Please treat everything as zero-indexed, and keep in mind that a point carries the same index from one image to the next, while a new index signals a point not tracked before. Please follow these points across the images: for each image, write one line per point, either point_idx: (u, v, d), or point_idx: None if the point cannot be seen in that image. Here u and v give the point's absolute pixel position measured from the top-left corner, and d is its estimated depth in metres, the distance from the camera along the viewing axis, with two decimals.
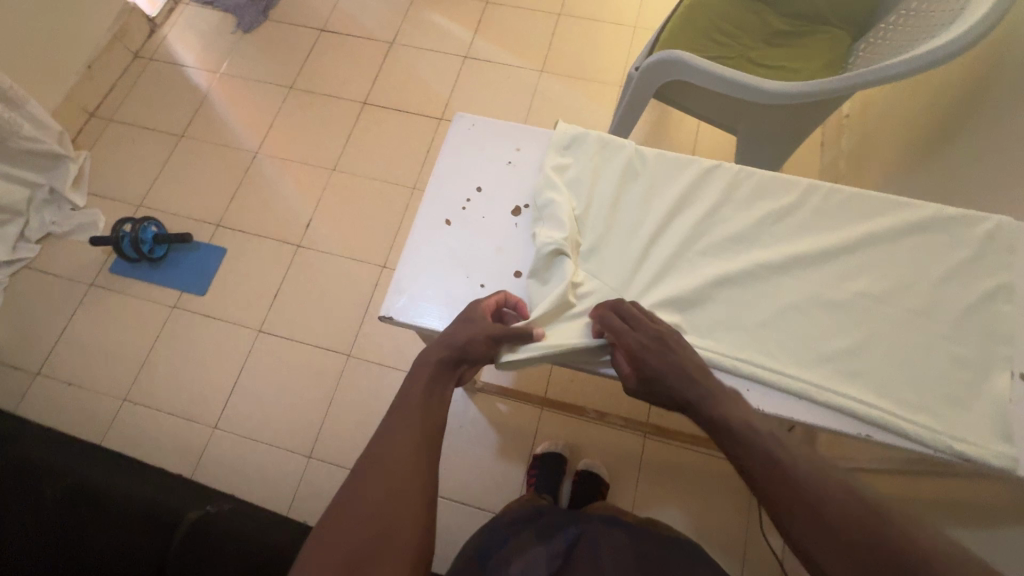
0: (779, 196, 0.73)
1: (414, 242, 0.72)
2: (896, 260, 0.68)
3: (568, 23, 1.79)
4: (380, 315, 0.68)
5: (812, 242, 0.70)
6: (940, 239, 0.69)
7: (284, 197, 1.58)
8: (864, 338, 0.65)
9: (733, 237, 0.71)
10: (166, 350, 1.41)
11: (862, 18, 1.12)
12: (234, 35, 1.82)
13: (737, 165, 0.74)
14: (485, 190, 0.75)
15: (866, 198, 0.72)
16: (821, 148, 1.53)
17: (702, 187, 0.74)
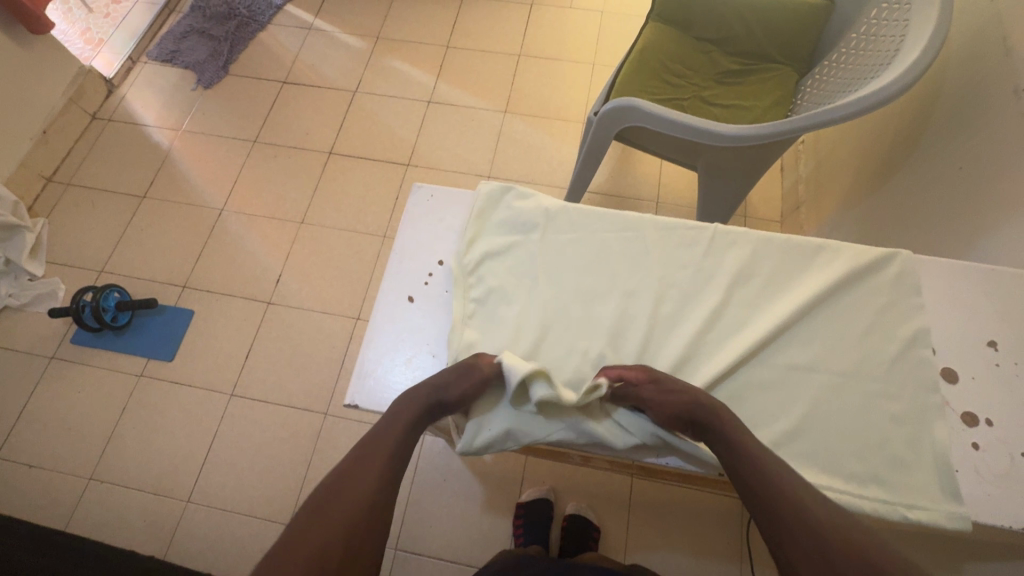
0: (712, 252, 0.70)
1: (376, 322, 0.68)
2: (828, 312, 0.66)
3: (528, 63, 1.82)
4: (346, 403, 0.65)
5: (748, 300, 0.68)
6: (862, 284, 0.67)
7: (252, 253, 1.55)
8: (801, 406, 0.61)
9: (673, 299, 0.68)
10: (134, 422, 1.36)
11: (807, 55, 1.16)
12: (194, 91, 1.81)
13: (654, 221, 0.72)
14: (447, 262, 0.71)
15: (782, 247, 0.70)
16: (781, 174, 1.57)
17: (630, 246, 0.71)
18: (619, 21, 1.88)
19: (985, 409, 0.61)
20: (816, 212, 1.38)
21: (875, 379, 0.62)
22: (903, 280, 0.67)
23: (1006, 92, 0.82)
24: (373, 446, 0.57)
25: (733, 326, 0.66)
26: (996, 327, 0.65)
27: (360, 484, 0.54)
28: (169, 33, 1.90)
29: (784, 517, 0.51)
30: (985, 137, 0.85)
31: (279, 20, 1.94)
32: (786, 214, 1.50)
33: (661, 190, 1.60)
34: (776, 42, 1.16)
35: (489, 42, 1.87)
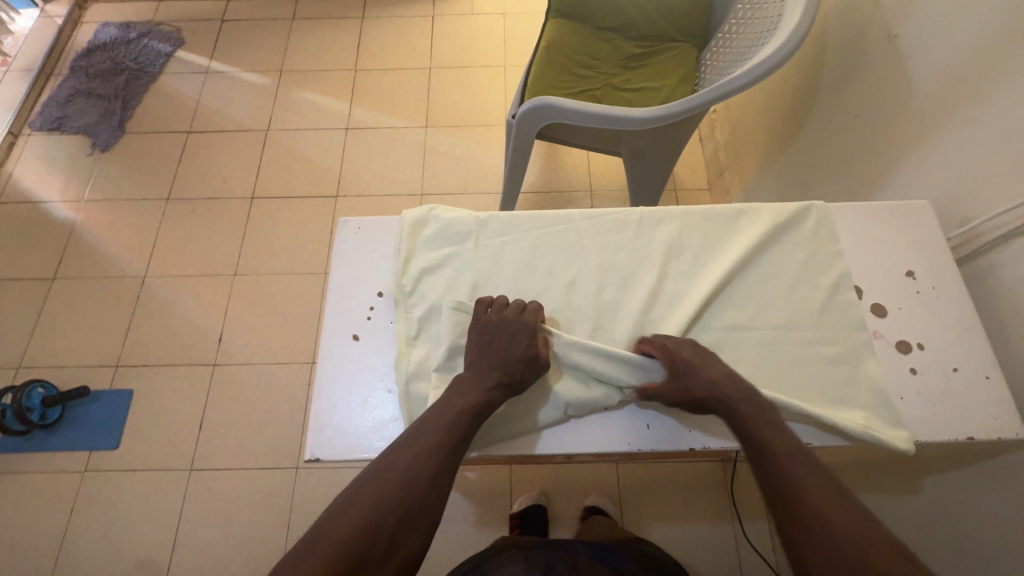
0: (642, 233, 0.71)
1: (324, 369, 0.63)
2: (762, 271, 0.69)
3: (440, 74, 1.81)
4: (306, 458, 0.60)
5: (683, 273, 0.68)
6: (788, 239, 0.70)
7: (187, 317, 1.46)
8: (751, 366, 0.63)
9: (611, 284, 0.68)
10: (86, 522, 1.25)
11: (701, 29, 1.21)
12: (91, 156, 1.69)
13: (584, 215, 0.72)
14: (388, 292, 0.67)
15: (708, 218, 0.72)
16: (701, 143, 1.64)
17: (564, 243, 0.71)
18: (522, 20, 1.90)
19: (916, 334, 0.64)
20: (738, 174, 1.44)
21: (810, 328, 0.65)
22: (817, 231, 0.70)
23: (881, 41, 0.89)
24: (402, 454, 0.53)
25: (675, 302, 0.67)
26: (914, 257, 0.69)
27: (379, 492, 0.51)
28: (50, 100, 1.76)
29: (797, 500, 0.51)
30: (871, 84, 0.91)
31: (172, 68, 1.84)
32: (712, 180, 1.56)
33: (592, 178, 1.63)
34: (672, 22, 1.21)
35: (397, 59, 1.84)
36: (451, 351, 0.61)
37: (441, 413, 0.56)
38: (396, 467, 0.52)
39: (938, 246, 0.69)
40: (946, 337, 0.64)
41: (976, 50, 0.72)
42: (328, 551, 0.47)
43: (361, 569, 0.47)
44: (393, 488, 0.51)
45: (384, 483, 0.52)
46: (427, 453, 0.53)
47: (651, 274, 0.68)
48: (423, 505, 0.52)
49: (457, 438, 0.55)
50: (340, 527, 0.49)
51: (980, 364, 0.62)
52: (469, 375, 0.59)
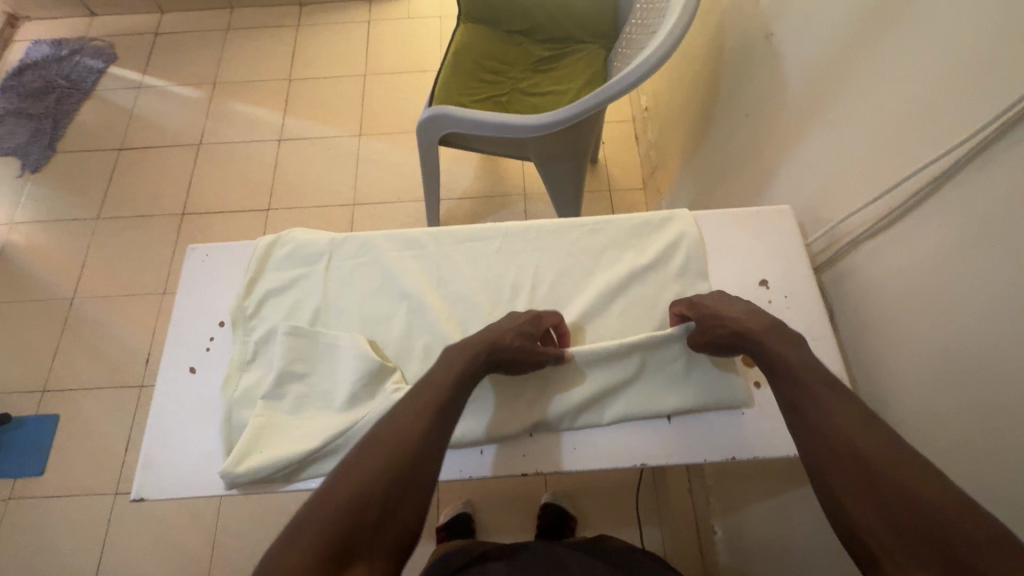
0: (500, 251, 0.70)
1: (156, 404, 0.62)
2: (614, 289, 0.68)
3: (375, 81, 1.79)
4: (133, 497, 0.58)
5: (533, 293, 0.68)
6: (645, 258, 0.70)
7: (116, 339, 1.45)
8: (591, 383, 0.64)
9: (459, 304, 0.67)
10: (12, 550, 1.24)
11: (609, 30, 1.19)
12: (20, 178, 1.67)
13: (443, 233, 0.71)
14: (229, 322, 0.66)
15: (571, 237, 0.72)
16: (636, 142, 1.62)
17: (418, 263, 0.69)
18: None
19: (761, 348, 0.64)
20: (667, 173, 1.42)
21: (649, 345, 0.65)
22: (671, 246, 0.70)
23: (763, 40, 0.87)
24: (391, 426, 0.53)
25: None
26: (769, 266, 0.68)
27: (372, 465, 0.50)
28: None
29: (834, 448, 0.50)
30: (758, 83, 0.90)
31: (104, 83, 1.82)
32: (646, 179, 1.54)
33: (527, 182, 1.61)
34: (579, 23, 1.19)
35: (332, 67, 1.82)
36: (280, 377, 0.60)
37: (426, 387, 0.56)
38: (388, 439, 0.52)
39: (794, 253, 0.68)
40: None
41: (836, 48, 0.71)
42: (331, 508, 0.47)
43: (354, 527, 0.47)
44: (384, 450, 0.51)
45: (377, 456, 0.51)
46: (418, 425, 0.54)
47: (500, 294, 0.68)
48: (422, 476, 0.51)
49: (439, 410, 0.55)
50: (336, 502, 0.48)
51: None
52: (448, 351, 0.60)
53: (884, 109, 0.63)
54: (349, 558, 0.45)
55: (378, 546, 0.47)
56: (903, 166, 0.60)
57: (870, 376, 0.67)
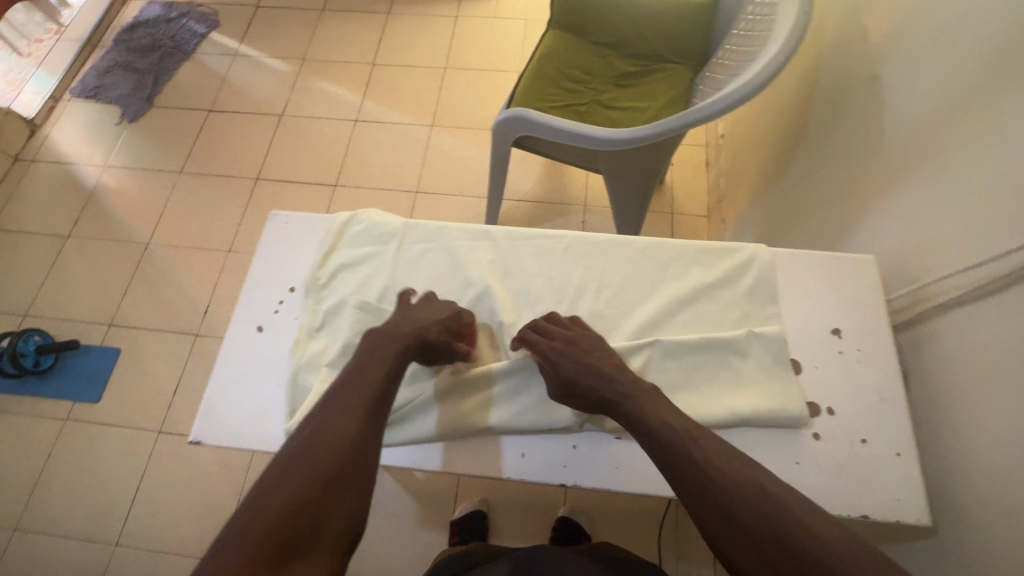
0: (569, 253, 0.68)
1: (223, 355, 0.65)
2: (687, 305, 0.65)
3: (453, 75, 1.83)
4: (190, 441, 0.61)
5: (600, 298, 0.65)
6: (722, 278, 0.66)
7: (180, 287, 1.53)
8: None
9: (520, 304, 0.66)
10: (60, 467, 1.33)
11: (699, 52, 1.17)
12: (119, 126, 1.79)
13: (513, 230, 0.70)
14: (299, 288, 0.68)
15: (644, 247, 0.68)
16: (706, 168, 1.58)
17: (486, 255, 0.69)
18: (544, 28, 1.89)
19: (827, 396, 0.60)
20: (735, 204, 1.39)
21: (719, 368, 0.61)
22: (744, 271, 0.66)
23: (865, 82, 0.84)
24: (321, 425, 0.53)
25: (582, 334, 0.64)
26: (847, 315, 0.64)
27: (302, 469, 0.50)
28: (92, 69, 1.89)
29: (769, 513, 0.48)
30: (853, 125, 0.86)
31: (205, 48, 1.93)
32: (710, 207, 1.51)
33: (588, 194, 1.61)
34: (669, 42, 1.17)
35: (415, 57, 1.87)
36: (345, 347, 0.62)
37: (355, 384, 0.56)
38: (319, 437, 0.52)
39: (872, 305, 0.65)
40: (858, 406, 0.60)
41: (949, 99, 0.67)
42: (268, 518, 0.47)
43: (291, 533, 0.47)
44: (319, 453, 0.51)
45: (306, 457, 0.51)
46: (352, 421, 0.53)
47: (562, 297, 0.66)
48: (361, 471, 0.52)
49: (371, 410, 0.55)
50: (274, 505, 0.48)
51: (892, 441, 0.58)
52: (376, 346, 0.59)
53: (994, 170, 0.59)
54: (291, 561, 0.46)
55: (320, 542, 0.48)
56: (1011, 231, 0.56)
57: (937, 450, 0.63)
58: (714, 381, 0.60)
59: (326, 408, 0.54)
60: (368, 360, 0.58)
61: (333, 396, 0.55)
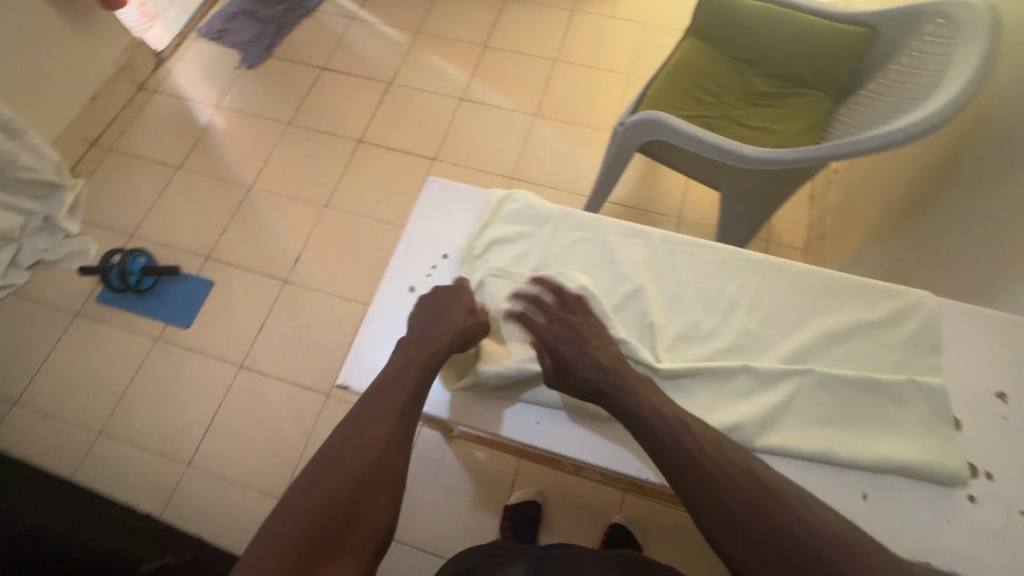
0: (729, 270, 0.74)
1: (379, 308, 0.76)
2: (843, 340, 0.69)
3: (562, 68, 1.82)
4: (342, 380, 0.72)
5: (758, 318, 0.71)
6: (882, 320, 0.69)
7: (275, 233, 1.59)
8: (801, 421, 0.65)
9: (673, 309, 0.73)
10: (146, 383, 1.40)
11: (843, 82, 1.13)
12: (237, 70, 1.87)
13: (677, 239, 0.77)
14: (450, 258, 0.79)
15: (805, 277, 0.73)
16: (809, 202, 1.54)
17: (649, 258, 0.76)
18: (660, 35, 1.87)
19: (987, 460, 0.63)
20: (841, 243, 1.34)
21: (870, 405, 0.65)
22: (907, 316, 0.69)
23: None
24: (351, 437, 0.63)
25: (734, 348, 0.70)
26: (1008, 384, 0.67)
27: (337, 473, 0.61)
28: (219, 13, 1.97)
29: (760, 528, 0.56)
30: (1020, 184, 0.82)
31: (325, 7, 1.99)
32: (810, 242, 1.47)
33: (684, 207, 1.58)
34: (814, 67, 1.14)
35: (527, 45, 1.87)
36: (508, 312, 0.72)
37: (379, 402, 0.66)
38: (349, 447, 0.63)
39: None
40: (1002, 477, 0.63)
41: None
42: (309, 513, 0.58)
43: (328, 525, 0.58)
44: (353, 459, 0.62)
45: (339, 462, 0.62)
46: (377, 435, 0.64)
47: (718, 309, 0.72)
48: (386, 476, 0.63)
49: (395, 423, 0.65)
50: (312, 504, 0.58)
51: None
52: (398, 368, 0.69)
53: None
54: (330, 555, 0.57)
55: (356, 538, 0.59)
56: None
57: None
58: (864, 419, 0.65)
59: (355, 422, 0.65)
60: (392, 379, 0.68)
61: (362, 411, 0.65)
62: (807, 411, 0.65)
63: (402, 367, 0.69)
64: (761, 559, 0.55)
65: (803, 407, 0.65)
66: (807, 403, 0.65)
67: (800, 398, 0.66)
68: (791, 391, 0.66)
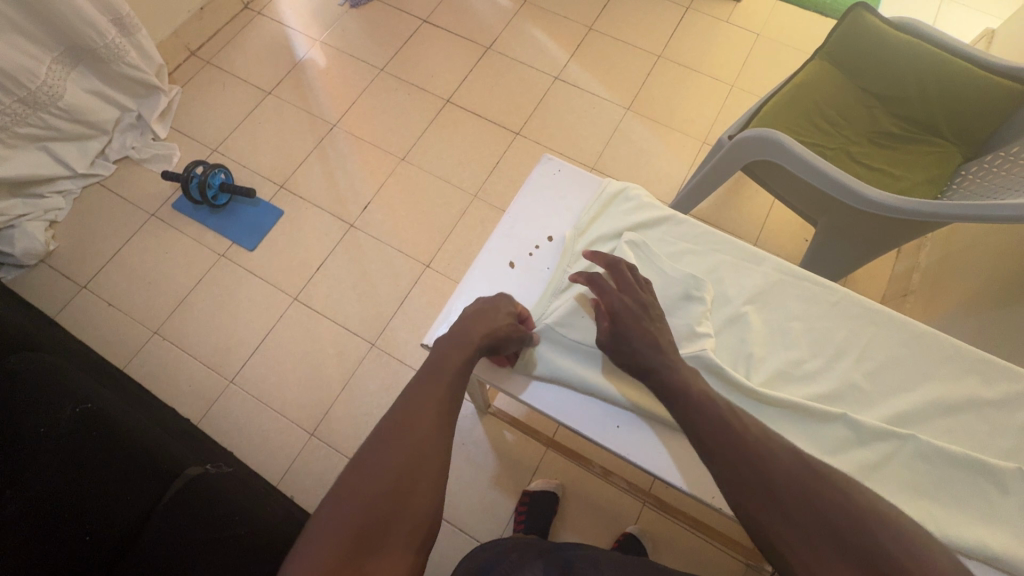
0: (841, 315, 0.76)
1: (479, 276, 0.84)
2: (946, 410, 0.69)
3: (665, 66, 1.76)
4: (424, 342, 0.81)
5: (862, 367, 0.72)
6: (997, 400, 0.69)
7: (350, 176, 1.60)
8: (890, 479, 0.66)
9: (777, 344, 0.75)
10: (205, 295, 1.45)
11: (979, 138, 1.05)
12: (340, 8, 1.86)
13: (795, 273, 0.79)
14: (554, 241, 0.86)
15: (922, 340, 0.73)
16: (897, 256, 1.46)
17: (762, 284, 0.79)
18: (774, 50, 1.78)
19: None
20: (927, 306, 1.27)
21: (969, 483, 0.65)
22: None
23: None
24: (360, 470, 0.59)
25: (833, 398, 0.71)
26: None
27: (401, 440, 0.62)
28: None
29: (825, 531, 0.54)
30: None
31: None
32: (890, 297, 1.39)
33: (764, 227, 1.49)
34: (950, 117, 1.06)
35: (634, 35, 1.81)
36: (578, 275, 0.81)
37: (406, 414, 0.64)
38: (361, 482, 0.58)
39: None
40: None
41: None
42: (374, 473, 0.59)
43: (396, 488, 0.59)
44: (419, 424, 0.63)
45: (403, 428, 0.63)
46: (405, 447, 0.61)
47: (821, 351, 0.74)
48: (430, 470, 0.61)
49: (449, 392, 0.68)
50: (376, 468, 0.59)
51: None
52: (417, 398, 0.66)
53: None
54: (374, 543, 0.55)
55: (395, 542, 0.56)
56: None
57: None
58: (957, 496, 0.64)
59: (362, 457, 0.60)
60: (443, 353, 0.71)
61: (410, 390, 0.67)
62: (898, 474, 0.66)
63: (422, 398, 0.66)
64: (826, 553, 0.53)
65: (895, 467, 0.66)
66: (898, 468, 0.66)
67: (893, 459, 0.66)
68: (885, 452, 0.67)
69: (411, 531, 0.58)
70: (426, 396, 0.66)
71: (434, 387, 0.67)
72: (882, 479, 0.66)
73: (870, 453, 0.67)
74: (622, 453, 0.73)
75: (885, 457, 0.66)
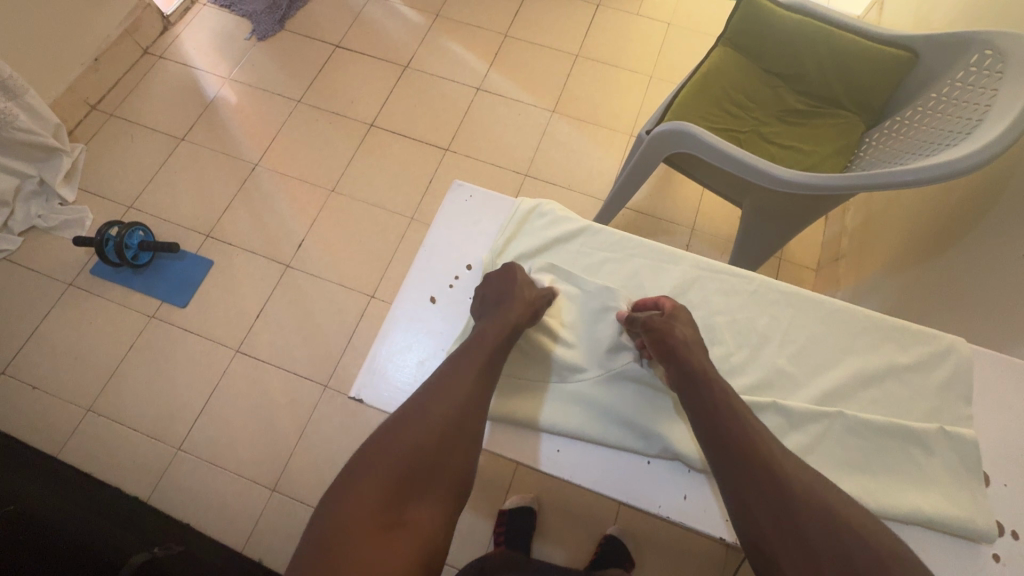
0: (760, 302, 0.78)
1: (400, 316, 0.82)
2: (870, 379, 0.72)
3: (584, 65, 1.78)
4: (352, 393, 0.77)
5: (787, 350, 0.74)
6: (914, 363, 0.72)
7: (279, 215, 1.54)
8: (825, 456, 0.68)
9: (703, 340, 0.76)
10: (139, 361, 1.37)
11: (877, 106, 1.10)
12: (247, 42, 1.80)
13: (712, 267, 0.81)
14: (473, 268, 0.85)
15: (839, 315, 0.76)
16: (826, 222, 1.52)
17: (682, 283, 0.80)
18: (686, 38, 1.83)
19: (1011, 518, 0.65)
20: (856, 268, 1.33)
21: (898, 448, 0.68)
22: (940, 361, 0.72)
23: None
24: (399, 435, 0.65)
25: (764, 385, 0.72)
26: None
27: (433, 416, 0.66)
28: None
29: None
30: None
31: None
32: (823, 263, 1.44)
33: (698, 211, 1.52)
34: (848, 89, 1.11)
35: (549, 37, 1.82)
36: None
37: (441, 395, 0.68)
38: (395, 449, 0.64)
39: None
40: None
41: None
42: (408, 444, 0.64)
43: (426, 461, 0.64)
44: (451, 405, 0.67)
45: (435, 406, 0.67)
46: (437, 426, 0.65)
47: (746, 340, 0.76)
48: (461, 449, 0.66)
49: (478, 380, 0.70)
50: (413, 439, 0.64)
51: None
52: (459, 376, 0.70)
53: None
54: (405, 501, 0.61)
55: (423, 507, 0.61)
56: None
57: None
58: (890, 463, 0.67)
59: (400, 424, 0.66)
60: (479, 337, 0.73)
61: (447, 370, 0.70)
62: (833, 450, 0.68)
63: (459, 379, 0.69)
64: None
65: (829, 443, 0.68)
66: (833, 444, 0.68)
67: (828, 437, 0.68)
68: (817, 431, 0.69)
69: (437, 504, 0.62)
70: (459, 381, 0.69)
71: (466, 370, 0.70)
72: (818, 458, 0.68)
73: (805, 435, 0.68)
74: (563, 476, 0.72)
75: (818, 436, 0.68)
